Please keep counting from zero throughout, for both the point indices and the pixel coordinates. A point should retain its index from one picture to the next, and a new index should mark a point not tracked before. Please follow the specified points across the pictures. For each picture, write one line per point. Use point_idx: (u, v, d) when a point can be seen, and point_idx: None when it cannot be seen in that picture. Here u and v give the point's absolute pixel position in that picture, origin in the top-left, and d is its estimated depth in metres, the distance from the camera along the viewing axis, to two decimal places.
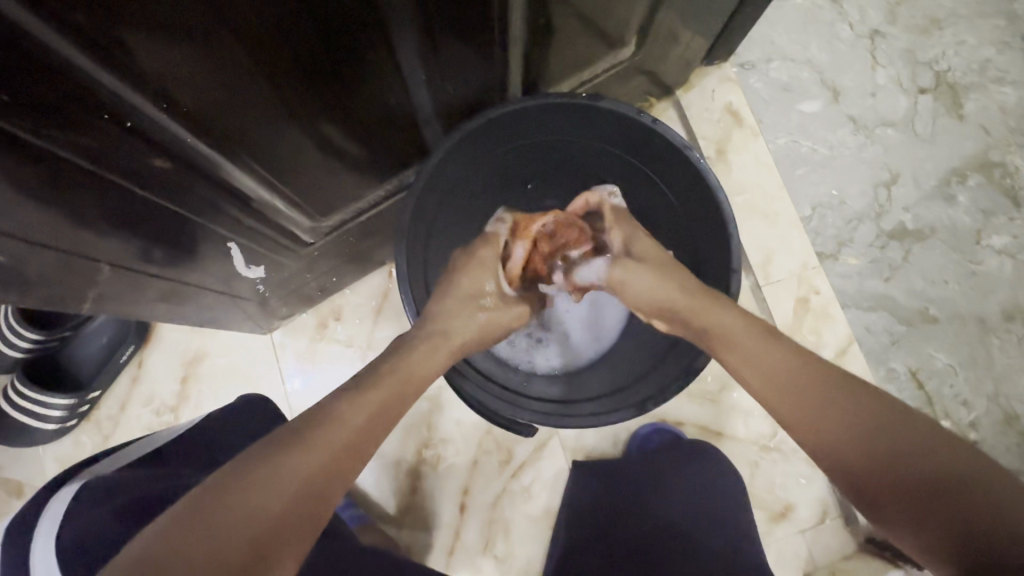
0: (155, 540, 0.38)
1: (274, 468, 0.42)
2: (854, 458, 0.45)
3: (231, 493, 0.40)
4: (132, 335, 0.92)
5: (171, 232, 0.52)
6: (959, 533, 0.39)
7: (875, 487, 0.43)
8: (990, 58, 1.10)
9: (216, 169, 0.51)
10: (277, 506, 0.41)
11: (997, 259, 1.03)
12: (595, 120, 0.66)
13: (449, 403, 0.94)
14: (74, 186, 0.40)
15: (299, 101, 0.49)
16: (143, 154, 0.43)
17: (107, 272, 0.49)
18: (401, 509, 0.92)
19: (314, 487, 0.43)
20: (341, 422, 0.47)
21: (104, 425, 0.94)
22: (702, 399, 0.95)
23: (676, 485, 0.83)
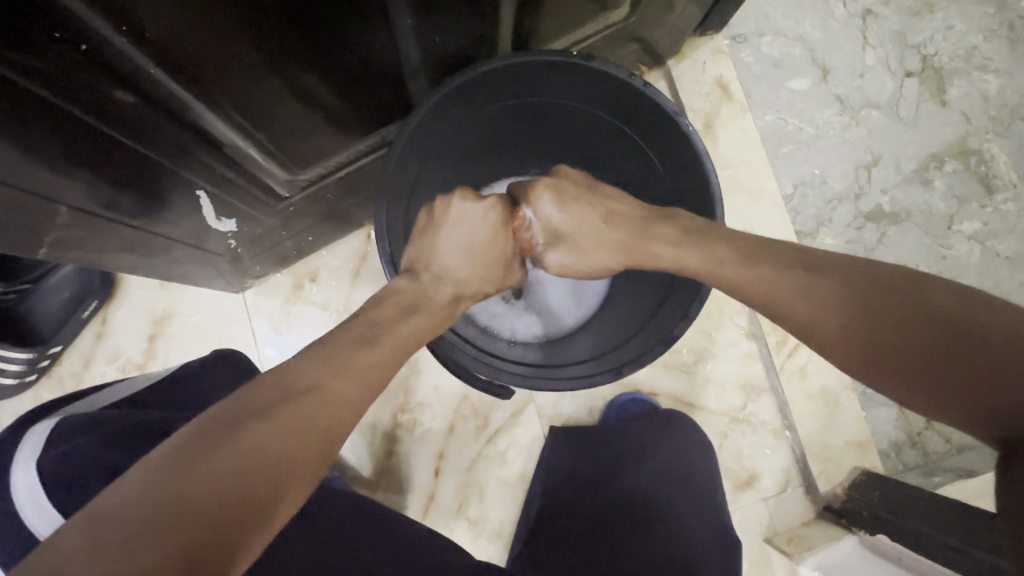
0: (159, 483, 0.36)
1: (288, 417, 0.42)
2: (860, 340, 0.47)
3: (240, 435, 0.39)
4: (95, 289, 0.88)
5: (136, 178, 0.50)
6: (935, 333, 0.43)
7: (883, 360, 0.45)
8: (976, 45, 1.11)
9: (185, 108, 0.48)
10: (288, 453, 0.41)
11: (966, 245, 1.06)
12: (586, 82, 0.64)
13: (426, 368, 0.93)
14: (29, 116, 0.37)
15: (275, 42, 0.46)
16: (104, 87, 0.41)
17: (66, 216, 0.46)
18: (376, 472, 0.92)
19: (324, 434, 0.43)
20: (332, 387, 0.45)
21: (66, 382, 0.91)
22: (677, 370, 0.97)
23: (653, 457, 0.83)
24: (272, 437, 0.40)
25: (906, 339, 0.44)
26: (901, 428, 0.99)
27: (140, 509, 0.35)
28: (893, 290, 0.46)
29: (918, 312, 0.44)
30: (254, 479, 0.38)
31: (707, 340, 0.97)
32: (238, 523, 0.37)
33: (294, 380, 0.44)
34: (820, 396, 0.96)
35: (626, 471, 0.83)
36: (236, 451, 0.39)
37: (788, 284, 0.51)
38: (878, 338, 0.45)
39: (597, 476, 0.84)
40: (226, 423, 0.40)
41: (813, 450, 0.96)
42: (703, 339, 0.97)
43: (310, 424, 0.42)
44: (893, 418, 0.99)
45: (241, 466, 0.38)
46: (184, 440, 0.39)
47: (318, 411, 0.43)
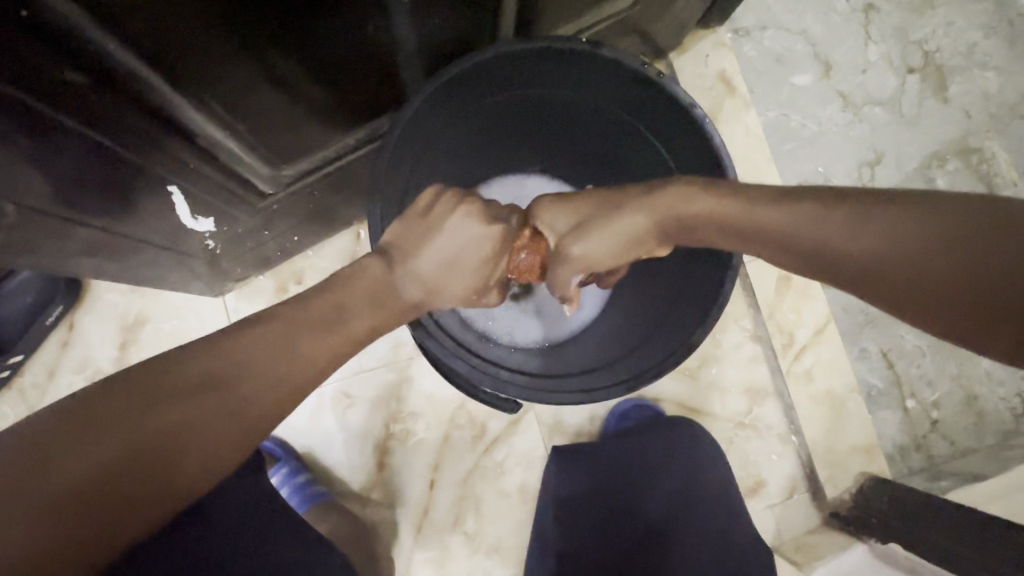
0: (62, 420, 0.35)
1: (209, 392, 0.39)
2: (902, 282, 0.41)
3: (152, 398, 0.37)
4: (59, 294, 0.82)
5: (95, 170, 0.43)
6: (991, 279, 0.37)
7: (940, 302, 0.39)
8: (977, 42, 1.09)
9: (151, 90, 0.41)
10: (198, 428, 0.38)
11: None
12: (594, 72, 0.60)
13: (420, 375, 0.89)
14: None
15: (255, 16, 0.40)
16: (48, 63, 0.34)
17: (11, 216, 0.39)
18: (367, 486, 0.87)
19: (243, 420, 0.40)
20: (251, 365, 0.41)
21: (29, 394, 0.84)
22: (680, 375, 0.93)
23: (674, 470, 0.80)
24: (184, 416, 0.38)
25: (953, 283, 0.38)
26: (905, 431, 0.97)
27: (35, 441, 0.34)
28: (951, 228, 0.39)
29: (983, 246, 0.37)
30: (150, 446, 0.37)
31: (711, 344, 0.94)
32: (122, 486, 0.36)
33: (240, 354, 0.41)
34: (826, 399, 0.94)
35: (640, 496, 0.78)
36: (145, 413, 0.37)
37: (813, 220, 0.44)
38: (928, 277, 0.39)
39: (610, 500, 0.79)
40: (150, 381, 0.38)
41: (820, 456, 0.93)
42: (708, 343, 0.94)
43: (216, 421, 0.39)
44: (898, 421, 0.97)
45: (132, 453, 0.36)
46: (77, 408, 0.36)
47: (230, 399, 0.40)
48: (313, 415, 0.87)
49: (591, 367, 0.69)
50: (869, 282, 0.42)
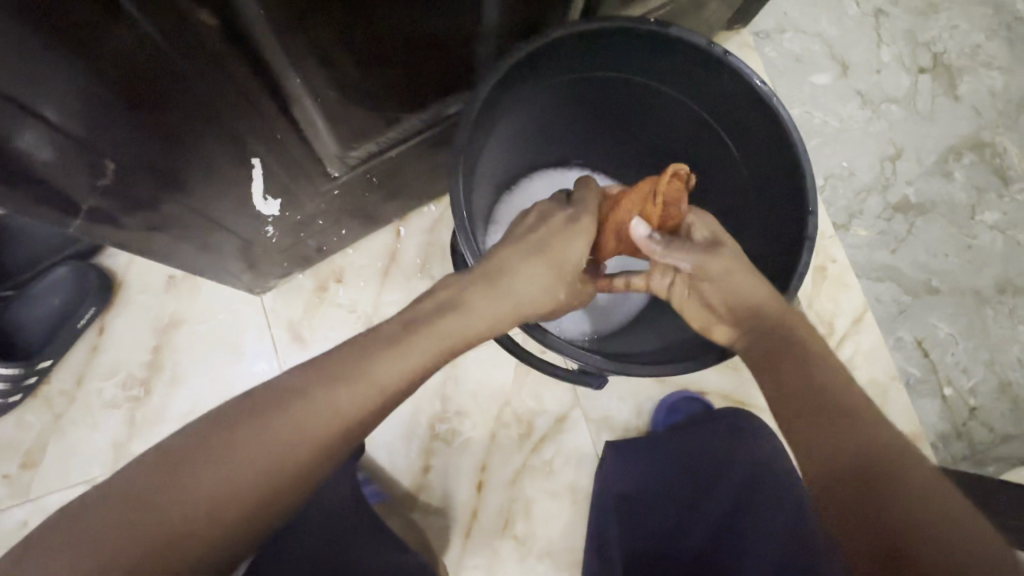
0: (172, 451, 0.37)
1: (297, 410, 0.39)
2: (812, 434, 0.42)
3: (248, 423, 0.38)
4: (92, 294, 0.79)
5: (174, 131, 0.41)
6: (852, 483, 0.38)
7: (819, 457, 0.41)
8: (980, 44, 1.14)
9: (261, 39, 0.41)
10: (291, 446, 0.38)
11: (990, 234, 1.07)
12: (660, 54, 0.61)
13: (464, 373, 0.86)
14: (93, 21, 0.31)
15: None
16: (187, 4, 0.34)
17: (64, 147, 0.36)
18: (412, 489, 0.84)
19: (333, 435, 0.40)
20: (327, 401, 0.40)
21: (55, 402, 0.80)
22: (725, 367, 0.93)
23: (741, 459, 0.77)
24: (279, 433, 0.38)
25: (832, 464, 0.39)
26: (947, 419, 0.98)
27: (149, 471, 0.36)
28: (860, 431, 0.40)
29: (905, 466, 0.37)
30: (252, 468, 0.37)
31: None
32: (233, 507, 0.36)
33: (322, 372, 0.42)
34: (869, 388, 0.94)
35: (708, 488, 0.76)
36: (244, 434, 0.38)
37: (786, 347, 0.48)
38: (829, 450, 0.40)
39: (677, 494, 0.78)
40: (244, 408, 0.39)
41: None
42: None
43: (307, 440, 0.39)
44: (938, 409, 0.98)
45: (222, 491, 0.36)
46: (181, 442, 0.37)
47: (309, 436, 0.39)
48: None
49: (661, 351, 0.65)
50: (787, 422, 0.44)
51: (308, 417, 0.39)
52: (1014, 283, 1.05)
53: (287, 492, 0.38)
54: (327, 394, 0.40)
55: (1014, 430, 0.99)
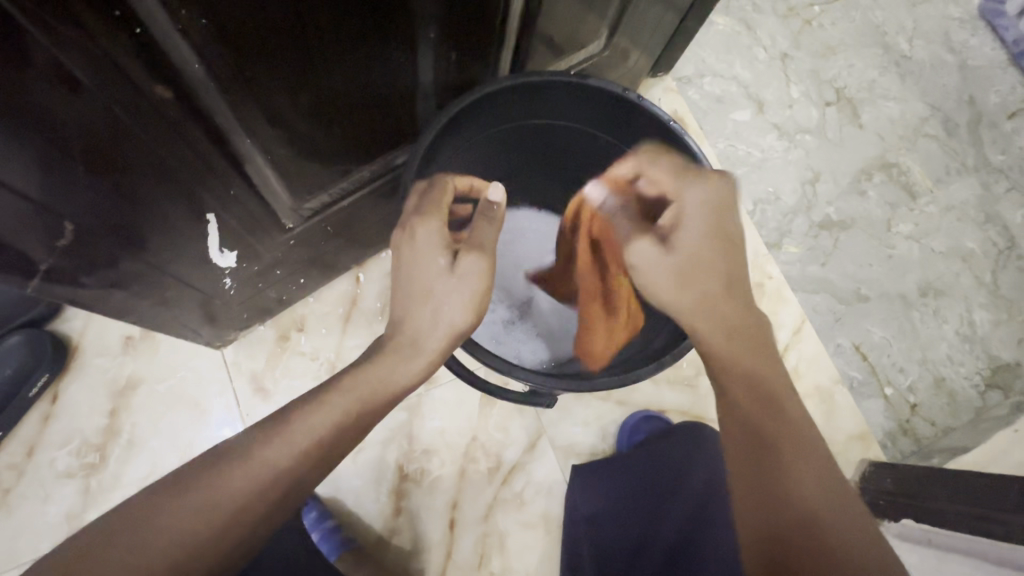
0: (144, 500, 0.41)
1: (252, 456, 0.44)
2: (743, 491, 0.48)
3: (210, 471, 0.43)
4: (45, 361, 0.79)
5: (132, 193, 0.44)
6: (780, 524, 0.44)
7: (755, 489, 0.47)
8: (875, 78, 1.29)
9: (215, 110, 0.45)
10: (245, 490, 0.42)
11: (907, 244, 1.17)
12: (582, 100, 0.68)
13: (428, 411, 0.88)
14: (54, 98, 0.34)
15: (315, 40, 0.45)
16: (142, 79, 0.38)
17: (28, 214, 0.39)
18: (384, 534, 0.83)
19: (287, 478, 0.44)
20: (284, 442, 0.45)
21: (4, 476, 0.77)
22: (680, 385, 0.96)
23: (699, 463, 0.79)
24: (237, 477, 0.43)
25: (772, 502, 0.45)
26: (891, 417, 1.05)
27: (124, 517, 0.40)
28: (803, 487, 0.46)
29: (827, 523, 0.44)
30: (210, 510, 0.41)
31: None
32: (192, 547, 0.40)
33: (280, 419, 0.47)
34: (815, 393, 1.03)
35: (673, 497, 0.78)
36: (204, 480, 0.42)
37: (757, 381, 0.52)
38: (754, 514, 0.46)
39: (642, 508, 0.80)
40: (209, 459, 0.44)
41: None
42: None
43: (261, 484, 0.43)
44: (882, 408, 1.05)
45: (185, 534, 0.40)
46: (153, 490, 0.42)
47: (272, 472, 0.44)
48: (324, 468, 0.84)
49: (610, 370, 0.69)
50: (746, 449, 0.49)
51: (268, 449, 0.44)
52: (934, 286, 1.14)
53: (248, 533, 0.42)
54: (285, 428, 0.46)
55: (953, 422, 1.06)
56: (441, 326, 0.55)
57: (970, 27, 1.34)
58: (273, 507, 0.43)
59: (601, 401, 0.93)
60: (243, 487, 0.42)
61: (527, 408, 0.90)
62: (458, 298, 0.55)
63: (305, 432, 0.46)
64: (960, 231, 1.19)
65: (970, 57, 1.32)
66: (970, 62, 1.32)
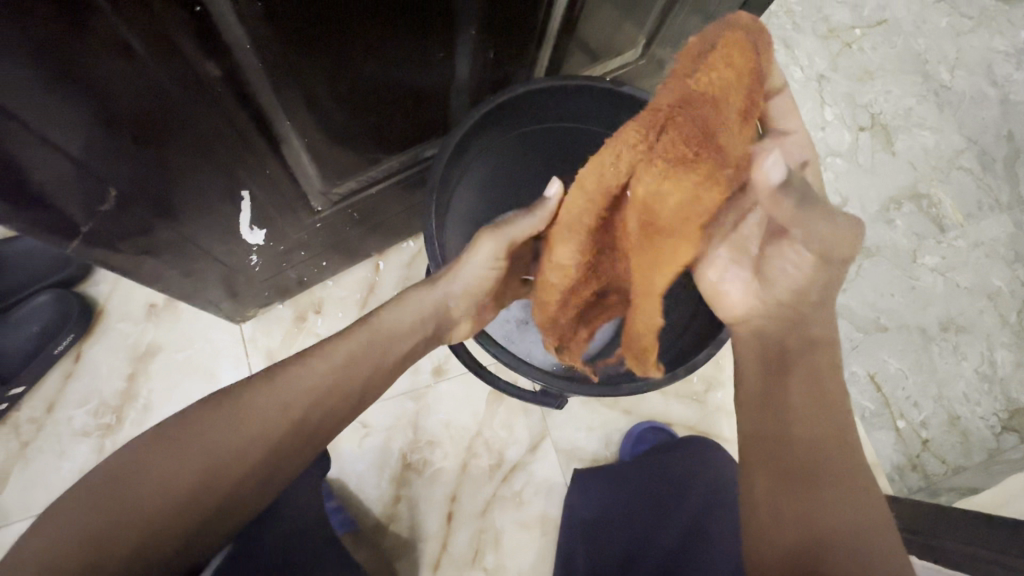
0: (151, 440, 0.43)
1: (257, 396, 0.45)
2: (777, 502, 0.43)
3: (216, 412, 0.44)
4: (71, 322, 0.81)
5: (175, 165, 0.46)
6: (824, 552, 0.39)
7: (801, 504, 0.42)
8: (912, 106, 1.27)
9: (258, 90, 0.46)
10: (254, 429, 0.44)
11: (931, 277, 1.15)
12: (615, 108, 0.68)
13: (436, 402, 0.88)
14: (112, 68, 0.36)
15: (360, 29, 0.46)
16: (195, 56, 0.39)
17: (75, 177, 0.41)
18: (382, 520, 0.84)
19: (296, 415, 0.46)
20: (293, 381, 0.47)
21: (23, 429, 0.80)
22: (688, 399, 0.96)
23: (700, 477, 0.80)
24: (243, 416, 0.44)
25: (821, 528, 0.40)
26: (901, 451, 1.03)
27: (133, 453, 0.42)
28: (857, 518, 0.41)
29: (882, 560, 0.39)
30: (221, 446, 0.43)
31: (717, 368, 0.97)
32: (206, 478, 0.41)
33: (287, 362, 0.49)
34: None
35: (672, 509, 0.79)
36: (211, 420, 0.44)
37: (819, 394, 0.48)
38: (792, 526, 0.41)
39: (640, 516, 0.80)
40: (213, 401, 0.45)
41: None
42: (714, 367, 0.97)
43: (271, 421, 0.45)
44: (892, 441, 1.04)
45: (198, 467, 0.42)
46: (158, 431, 0.43)
47: (282, 410, 0.45)
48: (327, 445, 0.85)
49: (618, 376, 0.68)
50: (797, 466, 0.44)
51: (262, 404, 0.45)
52: (956, 322, 1.12)
53: (262, 465, 0.44)
54: (287, 376, 0.47)
55: (965, 462, 1.03)
56: (443, 293, 0.56)
57: (1014, 61, 1.32)
58: (284, 442, 0.45)
59: (608, 408, 0.94)
60: (244, 444, 0.43)
61: (533, 408, 0.91)
62: (463, 276, 0.56)
63: (318, 370, 0.48)
64: (989, 268, 1.16)
65: (1014, 92, 1.29)
66: (1012, 97, 1.29)
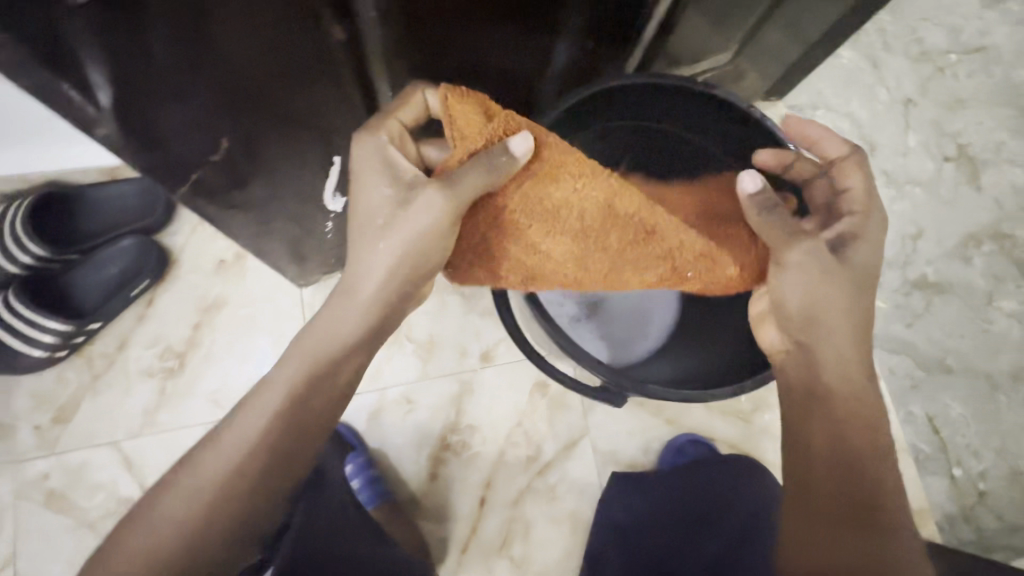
0: (196, 453, 0.48)
1: (268, 388, 0.49)
2: (815, 532, 0.47)
3: (241, 413, 0.49)
4: (149, 268, 0.85)
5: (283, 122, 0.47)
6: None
7: (835, 534, 0.46)
8: (1004, 140, 1.18)
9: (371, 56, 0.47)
10: (277, 410, 0.48)
11: (1008, 322, 1.07)
12: (702, 111, 0.66)
13: (480, 387, 0.89)
14: (249, 20, 0.37)
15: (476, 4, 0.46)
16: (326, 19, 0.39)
17: (196, 123, 0.42)
18: (417, 495, 0.85)
19: (313, 386, 0.50)
20: (307, 355, 0.50)
21: (96, 363, 0.84)
22: (734, 417, 0.93)
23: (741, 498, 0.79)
24: (264, 407, 0.49)
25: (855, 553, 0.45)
26: (953, 500, 0.99)
27: (184, 469, 0.48)
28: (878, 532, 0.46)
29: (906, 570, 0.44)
30: (252, 434, 0.47)
31: (767, 389, 0.94)
32: (253, 462, 0.47)
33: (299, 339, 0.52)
34: None
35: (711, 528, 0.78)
36: (239, 417, 0.48)
37: (848, 408, 0.50)
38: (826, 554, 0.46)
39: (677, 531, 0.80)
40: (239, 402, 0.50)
41: None
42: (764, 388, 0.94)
43: (292, 397, 0.49)
44: (946, 488, 0.99)
45: (243, 457, 0.47)
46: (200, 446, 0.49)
47: (300, 384, 0.49)
48: (371, 414, 0.87)
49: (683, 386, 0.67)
50: (835, 498, 0.47)
51: (237, 438, 0.47)
52: None
53: (299, 438, 0.49)
54: (294, 358, 0.50)
55: None
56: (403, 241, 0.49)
57: None
58: (309, 410, 0.49)
59: (650, 415, 0.92)
60: (285, 421, 0.48)
61: (575, 405, 0.90)
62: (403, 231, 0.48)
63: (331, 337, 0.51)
64: None
65: None
66: None
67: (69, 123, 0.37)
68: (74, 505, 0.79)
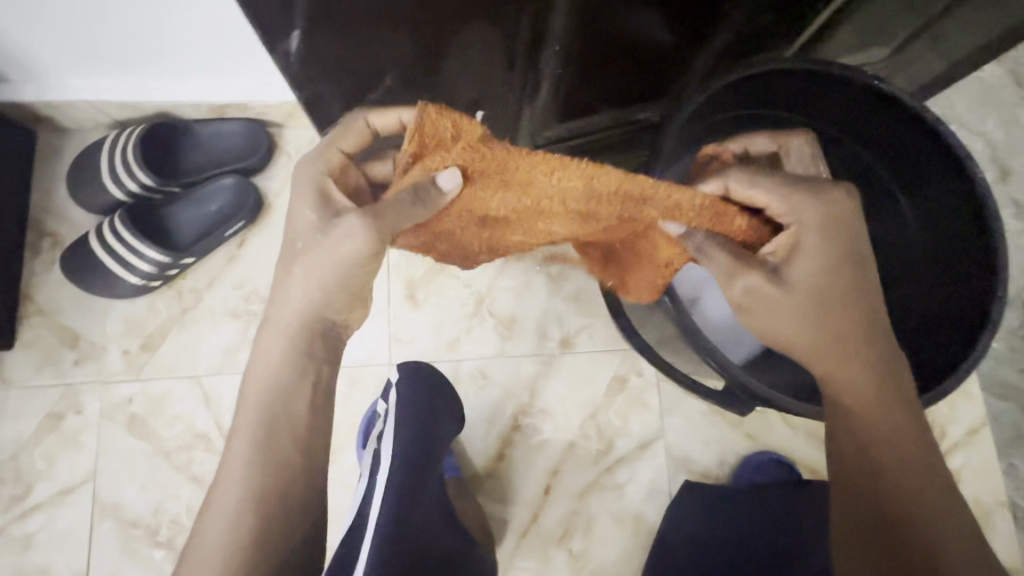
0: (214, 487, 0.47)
1: (253, 395, 0.49)
2: (854, 538, 0.46)
3: (239, 428, 0.48)
4: (244, 210, 0.85)
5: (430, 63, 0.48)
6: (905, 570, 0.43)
7: (868, 535, 0.46)
8: None
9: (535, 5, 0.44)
10: (268, 408, 0.48)
11: None
12: (857, 106, 0.58)
13: (557, 373, 0.86)
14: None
15: None
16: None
17: (364, 60, 0.45)
18: (482, 473, 0.83)
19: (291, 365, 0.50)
20: (286, 336, 0.51)
21: (185, 297, 0.85)
22: (820, 441, 0.88)
23: None
24: (254, 411, 0.48)
25: (893, 547, 0.44)
26: None
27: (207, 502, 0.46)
28: (909, 519, 0.45)
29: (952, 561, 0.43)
30: (263, 435, 0.47)
31: None
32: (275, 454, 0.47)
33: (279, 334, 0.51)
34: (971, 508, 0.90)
35: None
36: (236, 436, 0.48)
37: (851, 391, 0.49)
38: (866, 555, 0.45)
39: None
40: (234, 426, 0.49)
41: None
42: None
43: (278, 383, 0.49)
44: None
45: (261, 458, 0.46)
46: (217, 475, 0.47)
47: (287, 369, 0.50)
48: None
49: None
50: (862, 493, 0.47)
51: (243, 446, 0.47)
52: None
53: (301, 415, 0.49)
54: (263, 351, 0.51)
55: None
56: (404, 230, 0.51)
57: None
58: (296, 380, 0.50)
59: (730, 427, 0.87)
60: (276, 408, 0.48)
61: (653, 405, 0.86)
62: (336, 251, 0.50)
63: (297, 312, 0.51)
64: None
65: None
66: None
67: (264, 41, 0.40)
68: (153, 432, 0.80)
